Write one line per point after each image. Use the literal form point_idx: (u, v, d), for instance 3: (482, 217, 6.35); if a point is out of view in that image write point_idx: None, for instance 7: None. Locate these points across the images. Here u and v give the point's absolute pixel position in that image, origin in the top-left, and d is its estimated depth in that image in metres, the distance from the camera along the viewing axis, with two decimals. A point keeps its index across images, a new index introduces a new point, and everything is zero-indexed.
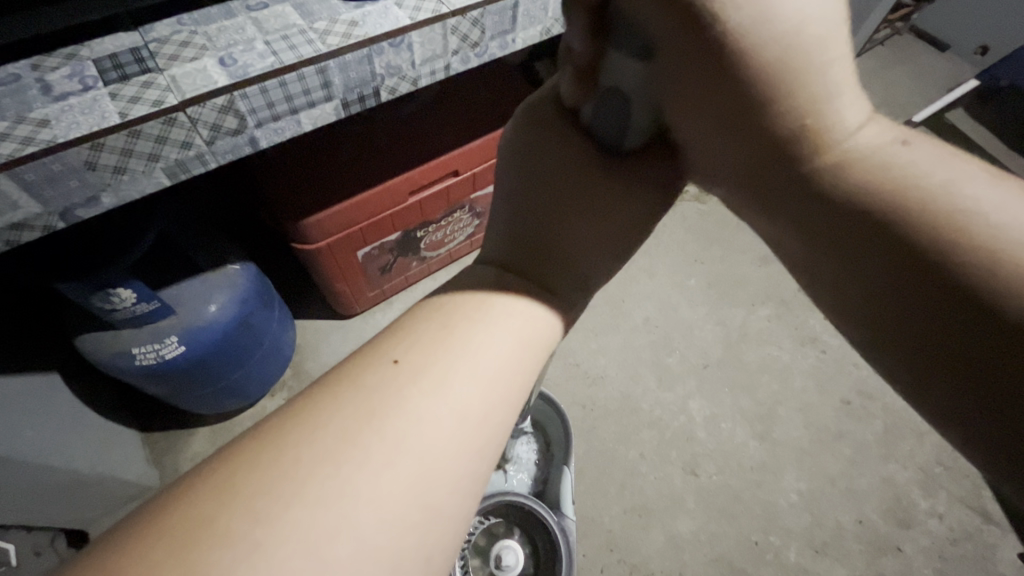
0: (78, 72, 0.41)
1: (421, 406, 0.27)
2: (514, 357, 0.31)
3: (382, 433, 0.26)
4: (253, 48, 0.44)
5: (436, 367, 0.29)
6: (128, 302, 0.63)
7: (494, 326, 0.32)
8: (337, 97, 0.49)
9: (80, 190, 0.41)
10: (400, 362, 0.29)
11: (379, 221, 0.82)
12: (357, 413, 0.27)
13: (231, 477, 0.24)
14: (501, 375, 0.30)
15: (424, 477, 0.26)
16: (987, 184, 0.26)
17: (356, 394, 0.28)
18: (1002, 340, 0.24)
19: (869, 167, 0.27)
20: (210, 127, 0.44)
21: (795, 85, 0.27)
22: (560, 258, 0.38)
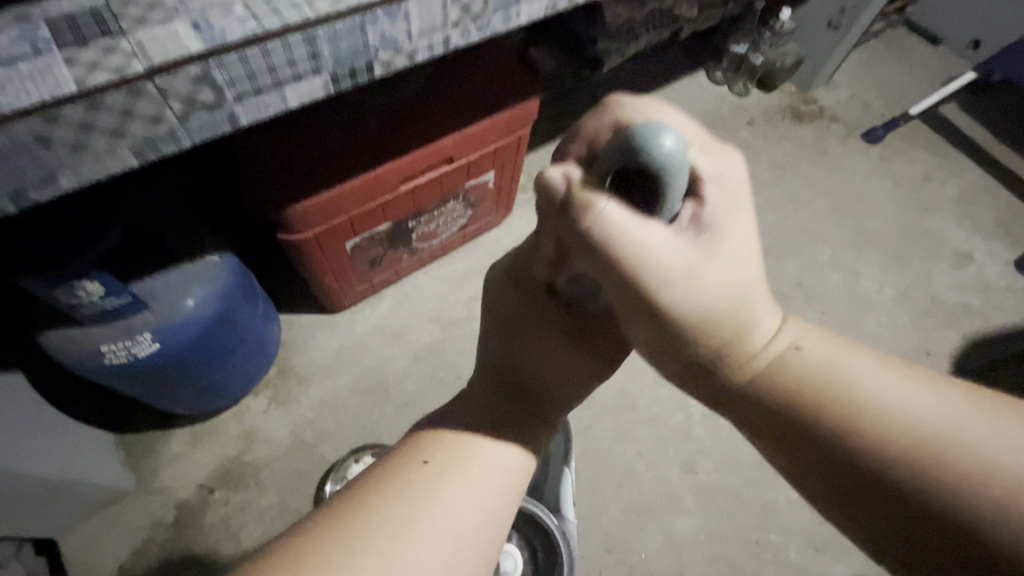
0: (23, 31, 0.35)
1: (436, 516, 0.32)
2: (514, 463, 0.37)
3: (413, 530, 0.31)
4: (232, 11, 0.39)
5: (458, 469, 0.35)
6: (96, 296, 0.58)
7: (497, 444, 0.37)
8: (326, 71, 0.44)
9: (34, 169, 0.36)
10: (428, 463, 0.35)
11: (369, 211, 0.78)
12: (389, 513, 0.32)
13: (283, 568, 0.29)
14: (507, 477, 0.36)
15: (451, 559, 0.31)
16: (883, 376, 0.35)
17: (393, 486, 0.33)
18: (891, 504, 0.33)
19: (786, 376, 0.36)
20: (183, 100, 0.39)
21: (716, 324, 0.35)
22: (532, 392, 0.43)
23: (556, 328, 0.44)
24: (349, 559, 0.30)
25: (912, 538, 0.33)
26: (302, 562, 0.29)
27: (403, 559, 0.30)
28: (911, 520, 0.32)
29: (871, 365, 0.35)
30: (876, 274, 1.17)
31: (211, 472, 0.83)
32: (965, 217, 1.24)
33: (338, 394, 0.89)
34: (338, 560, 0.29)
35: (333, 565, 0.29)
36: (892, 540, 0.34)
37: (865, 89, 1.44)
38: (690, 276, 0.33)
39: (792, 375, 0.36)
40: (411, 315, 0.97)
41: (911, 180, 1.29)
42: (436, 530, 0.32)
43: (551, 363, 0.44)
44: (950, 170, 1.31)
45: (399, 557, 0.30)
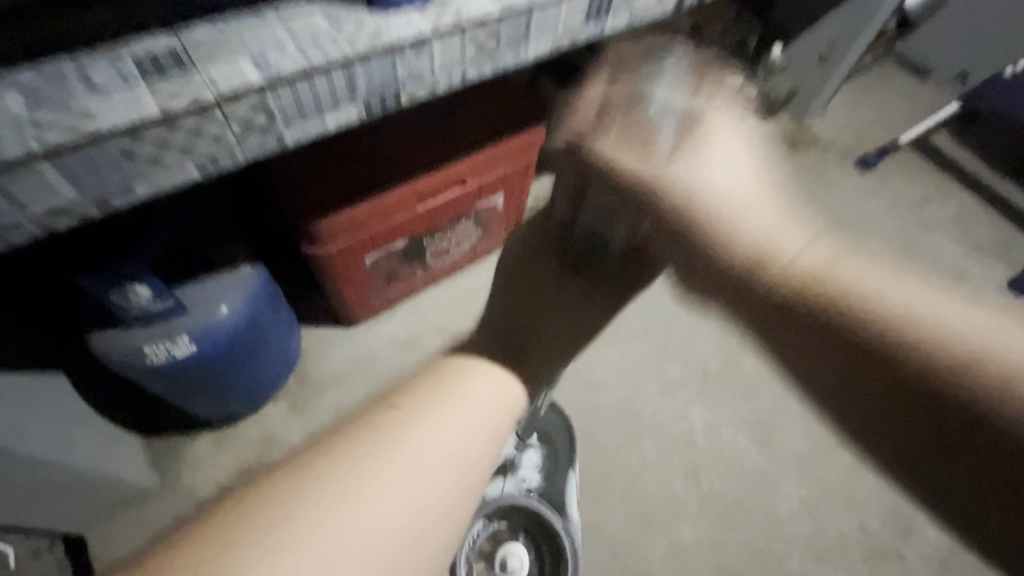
0: (119, 69, 0.43)
1: (408, 447, 0.40)
2: (483, 414, 0.46)
3: (393, 457, 0.39)
4: (284, 50, 0.46)
5: (426, 415, 0.43)
6: (144, 299, 0.64)
7: (467, 393, 0.46)
8: (361, 99, 0.51)
9: (117, 179, 0.43)
10: (397, 406, 0.44)
11: (387, 228, 0.84)
12: (367, 447, 0.40)
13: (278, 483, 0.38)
14: (471, 425, 0.44)
15: (413, 486, 0.39)
16: (903, 285, 0.35)
17: (364, 430, 0.41)
18: (926, 412, 0.32)
19: (819, 281, 0.36)
20: (242, 123, 0.46)
21: (748, 237, 0.38)
22: (535, 337, 0.51)
23: (564, 269, 0.50)
24: (327, 476, 0.38)
25: (951, 443, 0.32)
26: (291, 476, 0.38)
27: (372, 482, 0.38)
28: (945, 421, 0.32)
29: (886, 274, 0.36)
30: None
31: (233, 473, 0.87)
32: (958, 237, 1.29)
33: (355, 400, 0.94)
34: (318, 476, 0.38)
35: (313, 480, 0.37)
36: (919, 448, 0.33)
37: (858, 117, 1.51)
38: (717, 196, 0.39)
39: (832, 285, 0.36)
40: (425, 326, 1.02)
41: (905, 203, 1.34)
42: (401, 464, 0.39)
43: (555, 316, 0.51)
44: (943, 193, 1.36)
45: (369, 482, 0.38)
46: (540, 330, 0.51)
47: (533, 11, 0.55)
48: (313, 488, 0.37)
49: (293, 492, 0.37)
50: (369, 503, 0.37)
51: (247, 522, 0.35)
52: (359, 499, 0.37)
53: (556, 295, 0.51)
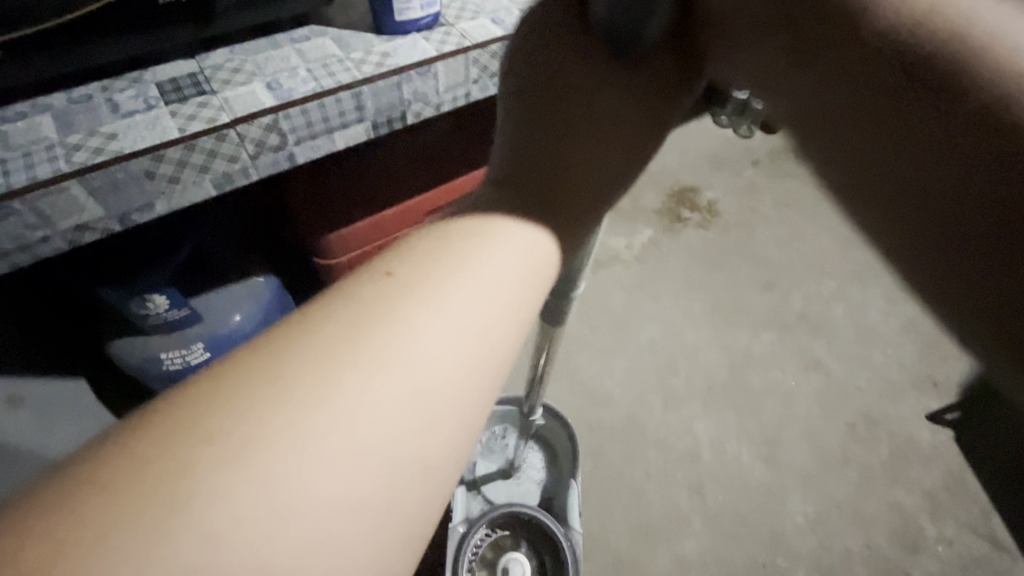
0: (142, 93, 0.46)
1: (419, 320, 0.23)
2: (523, 278, 0.26)
3: (395, 332, 0.22)
4: (297, 74, 0.49)
5: (434, 277, 0.24)
6: (161, 308, 0.67)
7: (503, 237, 0.26)
8: (368, 119, 0.53)
9: (139, 197, 0.45)
10: (392, 279, 0.24)
11: (396, 240, 0.86)
12: (345, 327, 0.22)
13: (166, 420, 0.20)
14: (510, 292, 0.25)
15: (425, 399, 0.22)
16: None
17: (334, 315, 0.23)
18: None
19: None
20: (255, 143, 0.48)
21: None
22: (557, 167, 0.28)
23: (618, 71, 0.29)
24: (261, 396, 0.20)
25: None
26: (193, 409, 0.20)
27: (355, 380, 0.21)
28: None
29: None
30: (882, 306, 1.19)
31: None
32: None
33: None
34: (249, 395, 0.20)
35: (242, 400, 0.20)
36: None
37: None
38: None
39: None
40: None
41: None
42: (400, 361, 0.22)
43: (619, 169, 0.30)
44: None
45: (350, 387, 0.21)
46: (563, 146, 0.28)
47: None
48: (245, 412, 0.20)
49: (206, 431, 0.19)
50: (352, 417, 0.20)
51: (149, 442, 0.19)
52: (333, 424, 0.20)
53: (585, 76, 0.28)
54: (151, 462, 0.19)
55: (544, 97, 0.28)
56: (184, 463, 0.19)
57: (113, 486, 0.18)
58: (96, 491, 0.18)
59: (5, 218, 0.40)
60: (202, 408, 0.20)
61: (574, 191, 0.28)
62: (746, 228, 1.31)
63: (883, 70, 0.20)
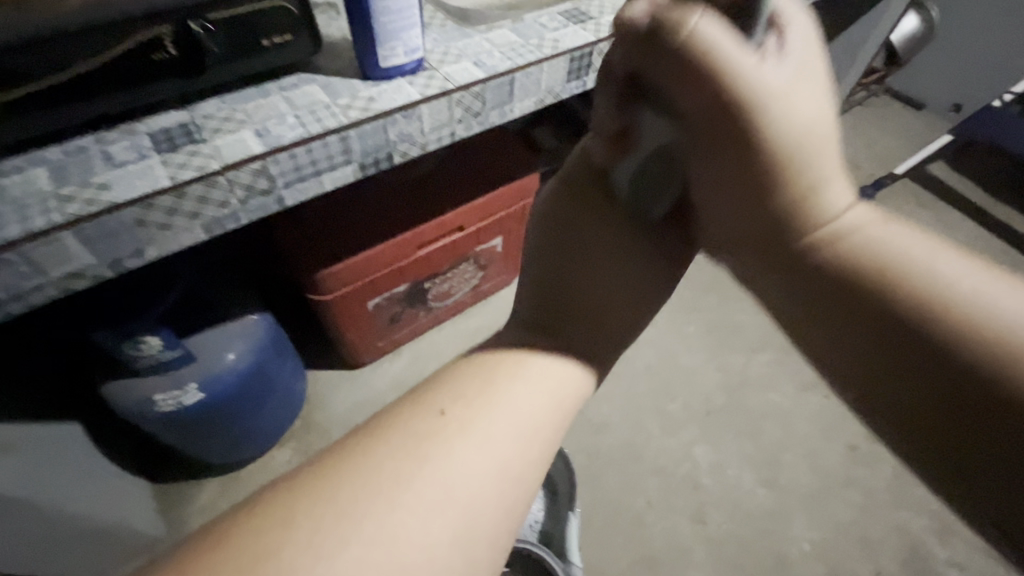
0: (135, 144, 0.48)
1: (467, 452, 0.30)
2: (543, 418, 0.34)
3: (447, 463, 0.30)
4: (285, 121, 0.51)
5: (480, 421, 0.32)
6: (154, 350, 0.68)
7: (529, 385, 0.35)
8: (356, 161, 0.55)
9: (130, 243, 0.46)
10: (446, 416, 0.32)
11: (388, 273, 0.87)
12: (410, 454, 0.30)
13: (270, 525, 0.27)
14: (533, 435, 0.33)
15: (467, 525, 0.28)
16: (979, 276, 0.27)
17: (402, 441, 0.30)
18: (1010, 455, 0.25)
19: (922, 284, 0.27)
20: (244, 188, 0.49)
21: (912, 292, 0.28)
22: (570, 311, 0.40)
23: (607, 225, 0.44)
24: (344, 512, 0.27)
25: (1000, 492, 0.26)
26: (290, 516, 0.27)
27: (414, 506, 0.28)
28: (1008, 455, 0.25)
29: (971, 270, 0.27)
30: None
31: None
32: None
33: None
34: (334, 513, 0.27)
35: (329, 516, 0.27)
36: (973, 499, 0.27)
37: (861, 146, 1.47)
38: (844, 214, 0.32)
39: (853, 246, 0.30)
40: (426, 370, 1.03)
41: None
42: (449, 490, 0.29)
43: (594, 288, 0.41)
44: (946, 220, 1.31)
45: (408, 514, 0.27)
46: (575, 296, 0.41)
47: (514, 74, 0.59)
48: (331, 526, 0.27)
49: (301, 535, 0.26)
50: (410, 539, 0.27)
51: (255, 542, 0.26)
52: (394, 540, 0.27)
53: (592, 244, 0.43)
54: (256, 559, 0.25)
55: (550, 249, 0.44)
56: (281, 563, 0.25)
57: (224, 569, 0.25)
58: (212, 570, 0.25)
59: None
60: (298, 511, 0.27)
61: (593, 331, 0.40)
62: None
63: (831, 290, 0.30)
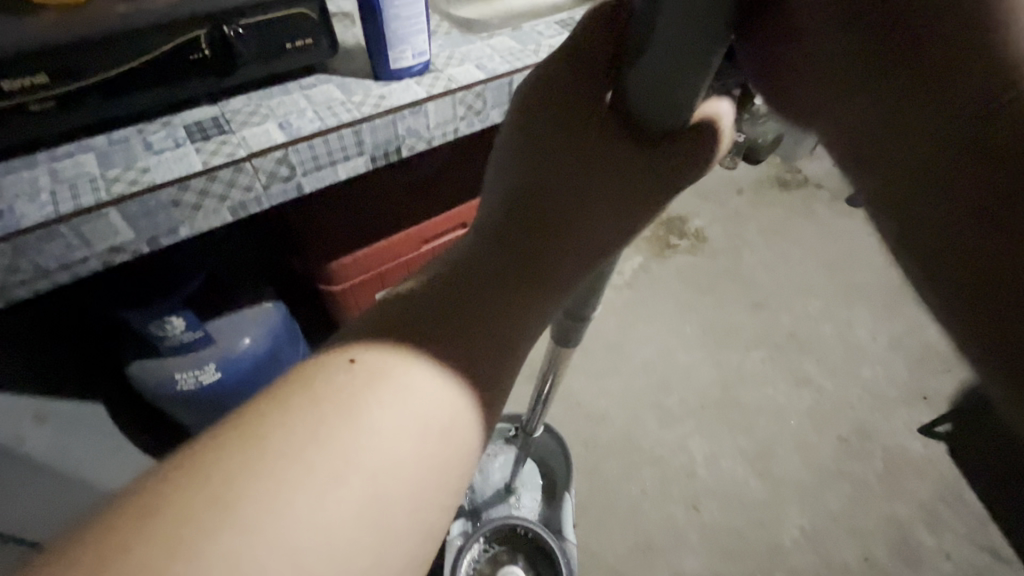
0: (171, 135, 0.53)
1: (381, 410, 0.29)
2: (468, 373, 0.32)
3: (360, 423, 0.28)
4: (305, 116, 0.56)
5: (394, 374, 0.30)
6: (178, 329, 0.73)
7: (455, 332, 0.32)
8: (367, 153, 0.60)
9: (166, 222, 0.52)
10: (356, 365, 0.31)
11: (395, 267, 0.92)
12: (315, 417, 0.28)
13: (169, 492, 0.26)
14: (457, 390, 0.31)
15: (376, 489, 0.27)
16: None
17: (305, 399, 0.29)
18: None
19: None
20: (267, 175, 0.55)
21: None
22: (557, 236, 0.37)
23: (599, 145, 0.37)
24: (239, 481, 0.26)
25: None
26: (194, 479, 0.26)
27: (320, 470, 0.27)
28: None
29: None
30: (869, 324, 1.22)
31: None
32: None
33: None
34: (230, 481, 0.26)
35: (225, 483, 0.26)
36: None
37: None
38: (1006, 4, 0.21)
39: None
40: None
41: None
42: (356, 451, 0.27)
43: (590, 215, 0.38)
44: None
45: (309, 481, 0.26)
46: (572, 221, 0.37)
47: (512, 77, 0.65)
48: (229, 493, 0.25)
49: (195, 507, 0.25)
50: (311, 503, 0.26)
51: (156, 510, 0.25)
52: (288, 509, 0.25)
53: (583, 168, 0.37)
54: (153, 523, 0.25)
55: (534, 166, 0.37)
56: (180, 530, 0.24)
57: (129, 535, 0.24)
58: (111, 537, 0.24)
59: (52, 240, 0.46)
60: (197, 474, 0.26)
61: (573, 254, 0.37)
62: (733, 253, 1.37)
63: (932, 124, 0.23)
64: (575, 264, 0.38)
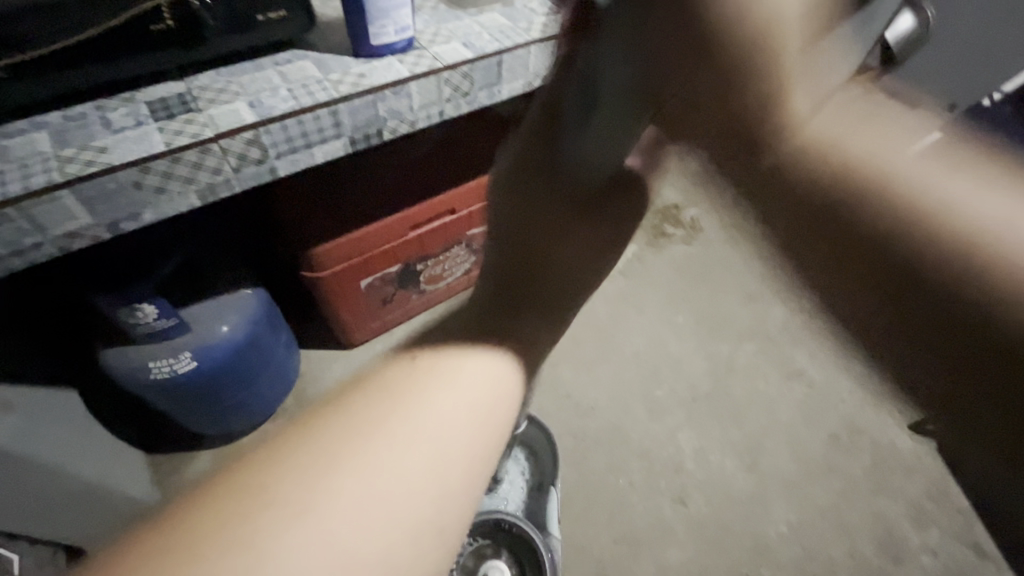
0: (133, 112, 0.50)
1: (434, 403, 0.32)
2: (498, 385, 0.34)
3: (417, 414, 0.31)
4: (278, 94, 0.53)
5: (442, 375, 0.33)
6: (151, 317, 0.70)
7: (474, 367, 0.34)
8: (346, 135, 0.57)
9: (127, 207, 0.48)
10: (416, 362, 0.34)
11: (380, 253, 0.89)
12: (375, 409, 0.31)
13: (223, 489, 0.27)
14: (493, 398, 0.34)
15: (428, 473, 0.29)
16: (930, 174, 0.30)
17: (365, 401, 0.32)
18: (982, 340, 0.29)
19: (830, 150, 0.31)
20: (237, 157, 0.51)
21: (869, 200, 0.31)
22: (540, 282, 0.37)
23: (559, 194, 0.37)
24: (296, 472, 0.28)
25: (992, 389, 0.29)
26: (245, 481, 0.28)
27: (379, 457, 0.29)
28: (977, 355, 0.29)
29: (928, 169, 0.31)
30: None
31: None
32: None
33: None
34: (289, 468, 0.28)
35: (284, 472, 0.28)
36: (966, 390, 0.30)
37: None
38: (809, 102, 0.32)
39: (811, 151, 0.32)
40: None
41: None
42: (412, 440, 0.30)
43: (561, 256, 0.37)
44: None
45: (367, 468, 0.28)
46: (550, 262, 0.37)
47: (501, 56, 0.61)
48: (284, 486, 0.27)
49: (244, 506, 0.26)
50: (367, 484, 0.28)
51: (201, 515, 0.26)
52: (343, 494, 0.27)
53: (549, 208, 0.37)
54: (190, 531, 0.26)
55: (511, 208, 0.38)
56: (222, 532, 0.26)
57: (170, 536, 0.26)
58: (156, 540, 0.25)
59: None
60: (251, 475, 0.28)
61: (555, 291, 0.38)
62: (729, 244, 1.34)
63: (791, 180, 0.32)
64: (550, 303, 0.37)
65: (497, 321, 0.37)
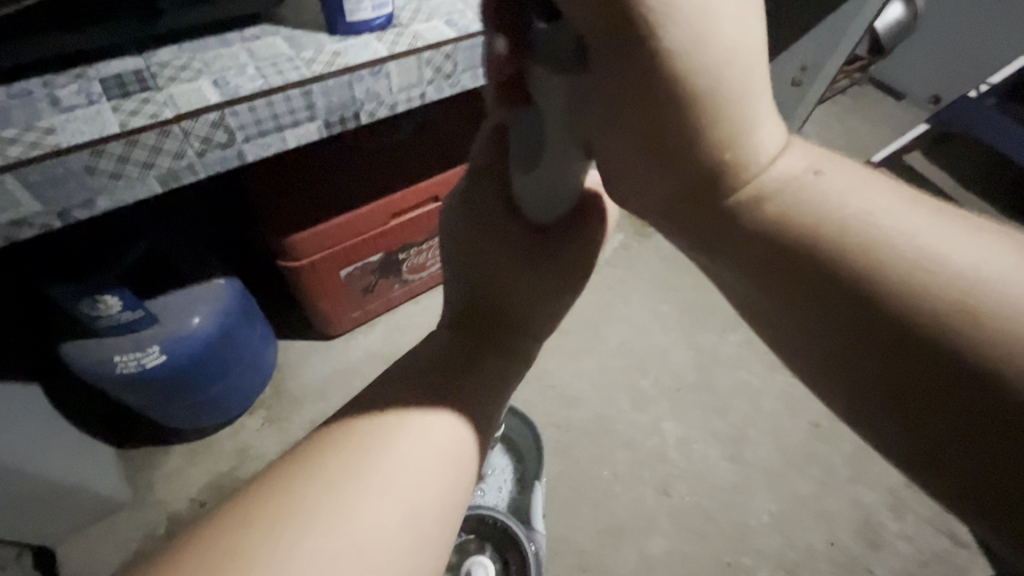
0: (84, 89, 0.46)
1: (371, 480, 0.31)
2: (440, 458, 0.34)
3: (356, 490, 0.30)
4: (245, 72, 0.49)
5: (380, 450, 0.33)
6: (114, 308, 0.66)
7: (421, 431, 0.34)
8: (320, 118, 0.53)
9: (79, 192, 0.45)
10: (357, 440, 0.33)
11: (360, 242, 0.85)
12: (309, 488, 0.30)
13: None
14: (434, 470, 0.33)
15: (365, 553, 0.28)
16: (920, 218, 0.26)
17: (304, 478, 0.31)
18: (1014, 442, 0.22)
19: (794, 198, 0.28)
20: (201, 140, 0.48)
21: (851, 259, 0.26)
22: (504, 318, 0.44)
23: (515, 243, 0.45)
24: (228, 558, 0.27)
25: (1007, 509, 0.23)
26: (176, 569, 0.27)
27: (315, 539, 0.28)
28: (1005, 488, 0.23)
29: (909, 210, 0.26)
30: None
31: (204, 487, 0.86)
32: None
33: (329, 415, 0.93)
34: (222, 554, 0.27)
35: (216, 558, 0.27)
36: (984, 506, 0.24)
37: (841, 131, 1.46)
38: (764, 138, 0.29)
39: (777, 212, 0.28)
40: (399, 343, 1.02)
41: None
42: (350, 520, 0.29)
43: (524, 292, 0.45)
44: None
45: (304, 550, 0.27)
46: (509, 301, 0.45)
47: None
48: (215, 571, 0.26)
49: None
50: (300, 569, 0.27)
51: None
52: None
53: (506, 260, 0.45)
54: None
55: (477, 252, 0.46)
56: None
57: None
58: None
59: None
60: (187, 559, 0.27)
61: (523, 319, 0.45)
62: None
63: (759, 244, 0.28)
64: (520, 328, 0.45)
65: (468, 362, 0.41)
